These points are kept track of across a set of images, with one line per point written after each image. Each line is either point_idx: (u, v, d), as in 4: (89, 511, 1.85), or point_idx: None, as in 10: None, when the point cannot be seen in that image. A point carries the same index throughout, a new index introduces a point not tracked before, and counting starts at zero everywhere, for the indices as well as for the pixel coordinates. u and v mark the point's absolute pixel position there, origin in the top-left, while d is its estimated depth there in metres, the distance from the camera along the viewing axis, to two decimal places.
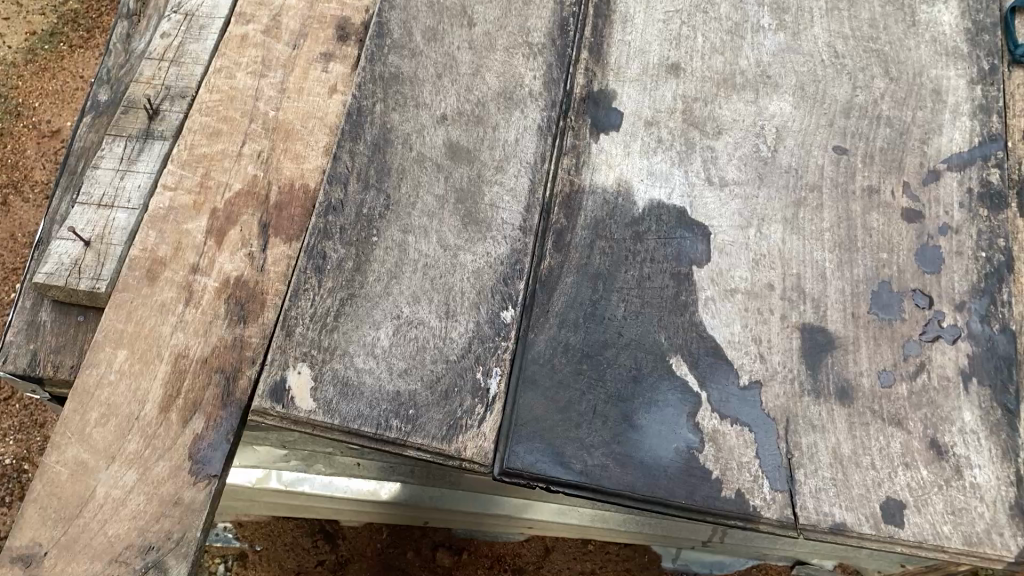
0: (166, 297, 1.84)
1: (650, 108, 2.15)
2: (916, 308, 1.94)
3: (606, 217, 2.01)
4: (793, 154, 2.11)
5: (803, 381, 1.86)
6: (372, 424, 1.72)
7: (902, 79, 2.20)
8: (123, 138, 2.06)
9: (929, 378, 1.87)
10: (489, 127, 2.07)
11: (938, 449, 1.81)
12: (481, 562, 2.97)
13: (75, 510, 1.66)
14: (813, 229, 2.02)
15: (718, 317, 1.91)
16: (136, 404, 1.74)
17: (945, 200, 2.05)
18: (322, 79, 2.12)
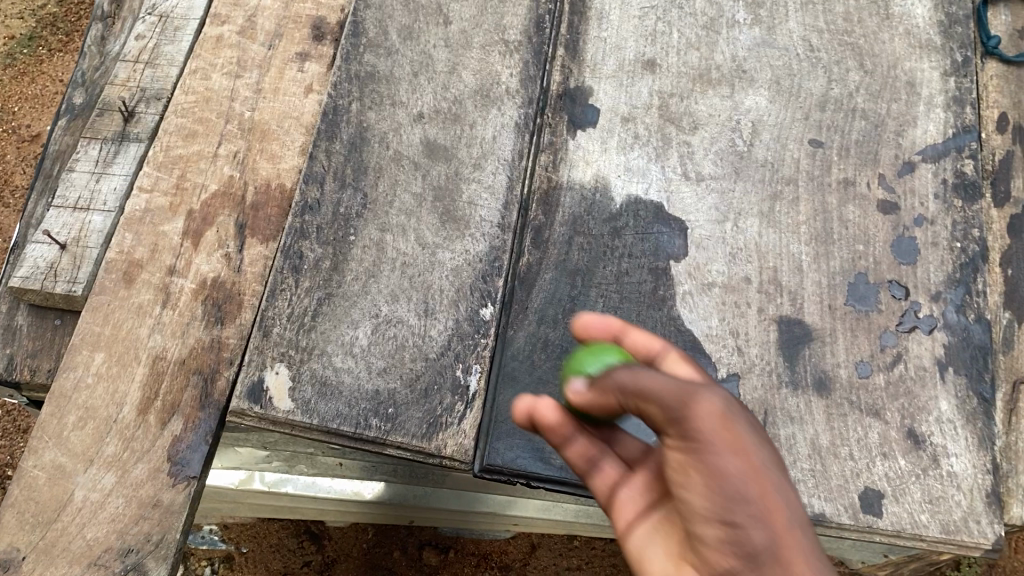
0: (143, 299, 1.83)
1: (627, 103, 2.16)
2: (892, 299, 1.96)
3: (584, 213, 2.02)
4: (769, 147, 2.12)
5: (780, 374, 1.87)
6: (351, 423, 1.72)
7: (876, 72, 2.22)
8: (98, 140, 2.05)
9: (906, 368, 1.89)
10: (467, 125, 2.07)
11: (916, 439, 1.82)
12: (468, 560, 2.95)
13: (53, 514, 1.65)
14: (790, 222, 2.03)
15: (695, 311, 1.92)
16: (114, 406, 1.73)
17: (920, 191, 2.06)
18: (298, 79, 2.12)
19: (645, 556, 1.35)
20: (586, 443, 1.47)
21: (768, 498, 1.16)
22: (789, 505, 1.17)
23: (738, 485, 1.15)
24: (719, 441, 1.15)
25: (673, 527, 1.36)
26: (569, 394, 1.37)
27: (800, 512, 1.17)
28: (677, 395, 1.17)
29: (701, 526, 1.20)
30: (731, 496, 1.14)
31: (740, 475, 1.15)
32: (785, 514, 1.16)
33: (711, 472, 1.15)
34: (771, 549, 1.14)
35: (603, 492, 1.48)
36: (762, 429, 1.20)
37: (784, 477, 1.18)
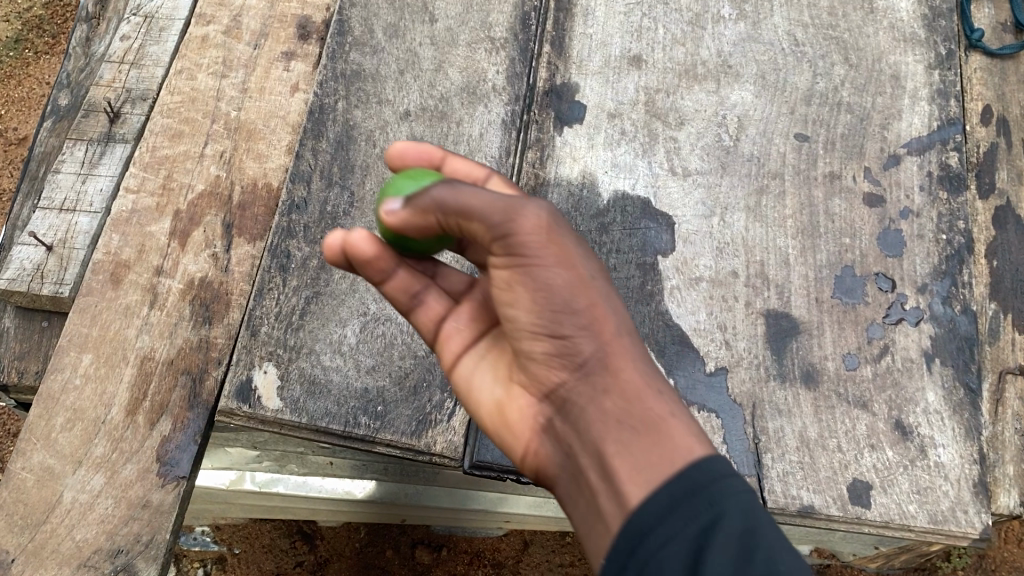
0: (131, 300, 1.83)
1: (613, 99, 2.16)
2: (879, 292, 1.97)
3: (572, 209, 2.02)
4: (755, 142, 2.13)
5: (768, 367, 1.88)
6: (340, 422, 1.72)
7: (861, 66, 2.22)
8: (84, 141, 2.04)
9: (893, 360, 1.90)
10: (453, 122, 2.07)
11: (903, 430, 1.83)
12: (461, 558, 2.90)
13: (42, 516, 1.64)
14: (776, 216, 2.04)
15: (683, 305, 1.93)
16: (102, 407, 1.73)
17: (906, 184, 2.08)
18: (284, 78, 2.12)
19: (473, 383, 1.45)
20: (406, 276, 1.46)
21: (594, 306, 1.26)
22: (614, 314, 1.29)
23: (563, 296, 1.24)
24: (546, 254, 1.23)
25: (501, 350, 1.46)
26: (387, 214, 1.31)
27: (622, 314, 1.30)
28: (501, 209, 1.21)
29: (527, 341, 1.30)
30: (558, 304, 1.24)
31: (567, 285, 1.24)
32: (611, 323, 1.28)
33: (542, 286, 1.24)
34: (601, 356, 1.27)
35: (429, 326, 1.50)
36: (582, 238, 1.29)
37: (605, 283, 1.29)
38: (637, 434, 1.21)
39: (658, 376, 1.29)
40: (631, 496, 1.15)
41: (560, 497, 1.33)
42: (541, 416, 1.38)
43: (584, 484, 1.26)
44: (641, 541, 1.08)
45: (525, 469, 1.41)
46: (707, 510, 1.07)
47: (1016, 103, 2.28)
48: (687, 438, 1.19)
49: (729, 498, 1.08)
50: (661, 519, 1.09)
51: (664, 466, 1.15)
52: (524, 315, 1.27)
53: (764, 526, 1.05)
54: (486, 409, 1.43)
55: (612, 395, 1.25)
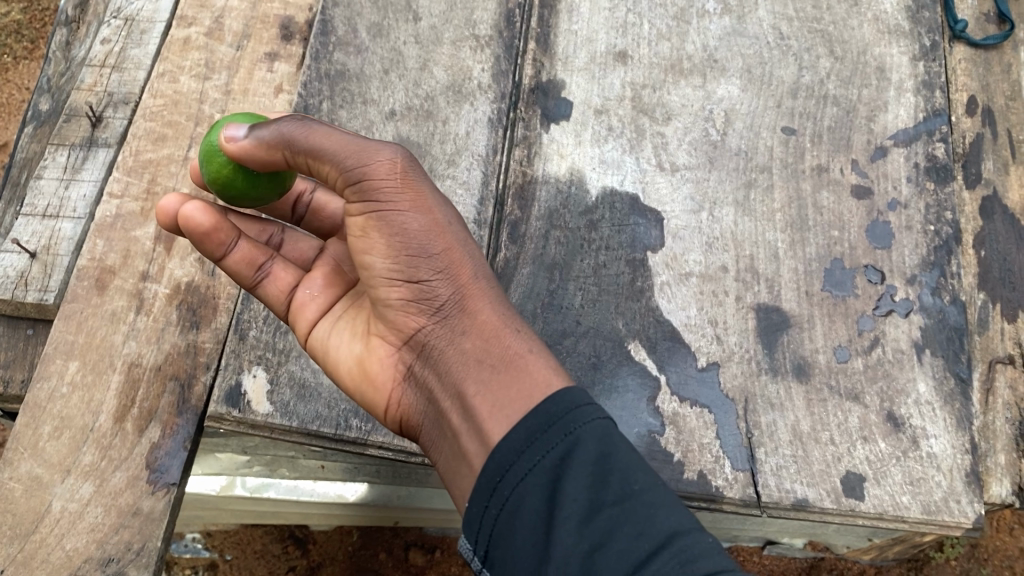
0: (117, 306, 1.81)
1: (599, 96, 2.16)
2: (868, 284, 1.97)
3: (560, 207, 2.01)
4: (742, 136, 2.13)
5: (759, 361, 1.88)
6: (331, 425, 1.70)
7: (846, 59, 2.23)
8: (66, 147, 2.02)
9: (884, 352, 1.90)
10: (439, 121, 2.07)
11: (895, 421, 1.84)
12: (455, 559, 2.88)
13: (30, 526, 1.61)
14: (765, 210, 2.04)
15: (674, 301, 1.93)
16: (90, 415, 1.71)
17: (893, 175, 2.08)
18: (267, 79, 2.10)
19: (330, 342, 1.55)
20: (247, 247, 1.57)
21: (449, 252, 1.41)
22: (469, 258, 1.44)
23: (419, 239, 1.38)
24: (400, 199, 1.36)
25: (358, 308, 1.59)
26: (225, 143, 1.44)
27: (475, 257, 1.45)
28: (354, 154, 1.34)
29: (383, 287, 1.43)
30: (414, 248, 1.38)
31: (421, 232, 1.38)
32: (465, 270, 1.43)
33: (396, 230, 1.37)
34: (458, 298, 1.43)
35: (282, 297, 1.62)
36: (435, 186, 1.43)
37: (459, 229, 1.44)
38: (492, 371, 1.36)
39: (510, 314, 1.45)
40: (490, 434, 1.28)
41: (425, 442, 1.48)
42: (402, 364, 1.51)
43: (446, 427, 1.40)
44: (504, 475, 1.20)
45: (386, 417, 1.53)
46: (562, 437, 1.20)
47: (1000, 93, 2.28)
48: (540, 371, 1.34)
49: (585, 423, 1.22)
50: (519, 453, 1.21)
51: (520, 402, 1.29)
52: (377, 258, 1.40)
53: (615, 447, 1.21)
54: (344, 366, 1.52)
55: (470, 335, 1.41)
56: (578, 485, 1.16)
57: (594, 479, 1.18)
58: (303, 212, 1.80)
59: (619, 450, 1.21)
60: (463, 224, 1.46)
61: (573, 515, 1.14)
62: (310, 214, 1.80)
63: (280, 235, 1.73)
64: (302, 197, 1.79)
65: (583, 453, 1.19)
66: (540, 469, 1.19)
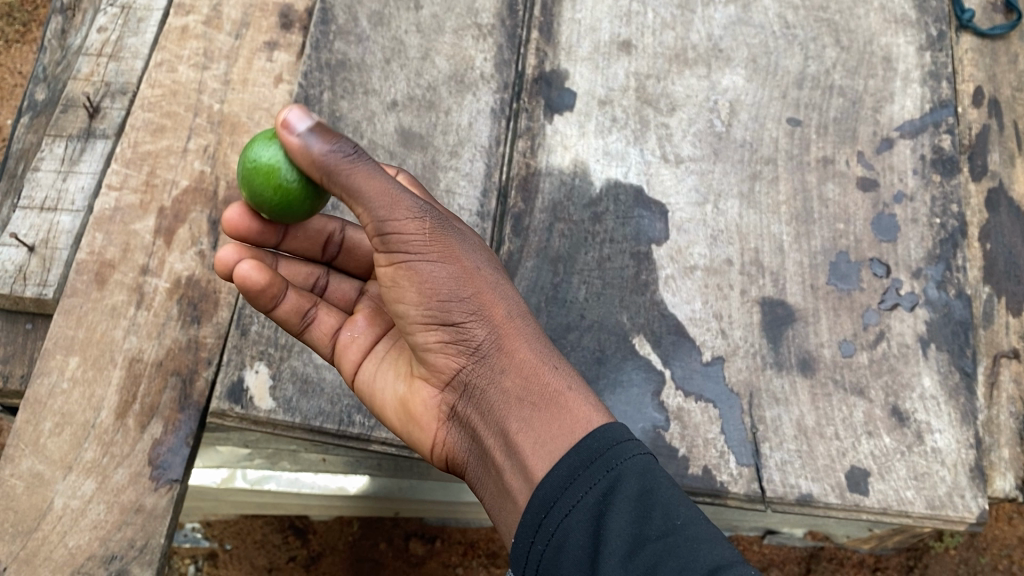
0: (117, 300, 1.78)
1: (603, 86, 2.13)
2: (873, 277, 1.96)
3: (564, 199, 1.99)
4: (747, 128, 2.11)
5: (765, 355, 1.88)
6: (334, 420, 1.70)
7: (853, 48, 2.20)
8: (64, 138, 1.98)
9: (889, 346, 1.90)
10: (441, 112, 2.05)
11: (900, 416, 1.84)
12: (455, 549, 2.88)
13: (32, 523, 1.60)
14: (770, 202, 2.02)
15: (679, 295, 1.91)
16: (91, 411, 1.69)
17: (899, 168, 2.06)
18: (267, 69, 2.07)
19: (375, 383, 1.56)
20: (295, 297, 1.56)
21: (480, 292, 1.41)
22: (501, 299, 1.43)
23: (450, 287, 1.37)
24: (430, 251, 1.34)
25: (399, 347, 1.60)
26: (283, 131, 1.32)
27: (507, 293, 1.45)
28: (383, 200, 1.28)
29: (420, 333, 1.42)
30: (449, 292, 1.37)
31: (453, 278, 1.37)
32: (498, 309, 1.43)
33: (427, 280, 1.35)
34: (494, 338, 1.43)
35: (326, 342, 1.61)
36: (461, 229, 1.41)
37: (488, 267, 1.43)
38: (534, 409, 1.39)
39: (546, 349, 1.45)
40: (533, 469, 1.32)
41: (471, 480, 1.50)
42: (445, 404, 1.52)
43: (491, 464, 1.42)
44: (549, 511, 1.23)
45: (432, 455, 1.56)
46: (601, 474, 1.24)
47: (1007, 83, 2.26)
48: (580, 408, 1.37)
49: (624, 459, 1.25)
50: (562, 490, 1.24)
51: (561, 438, 1.33)
52: (411, 306, 1.38)
53: (656, 482, 1.23)
54: (390, 407, 1.55)
55: (510, 374, 1.42)
56: (619, 518, 1.18)
57: (634, 510, 1.18)
58: (335, 251, 1.74)
59: (659, 487, 1.23)
60: (494, 263, 1.46)
61: (617, 550, 1.14)
62: (343, 254, 1.74)
63: (325, 279, 1.73)
64: (332, 237, 1.71)
65: (622, 487, 1.21)
66: (582, 507, 1.21)
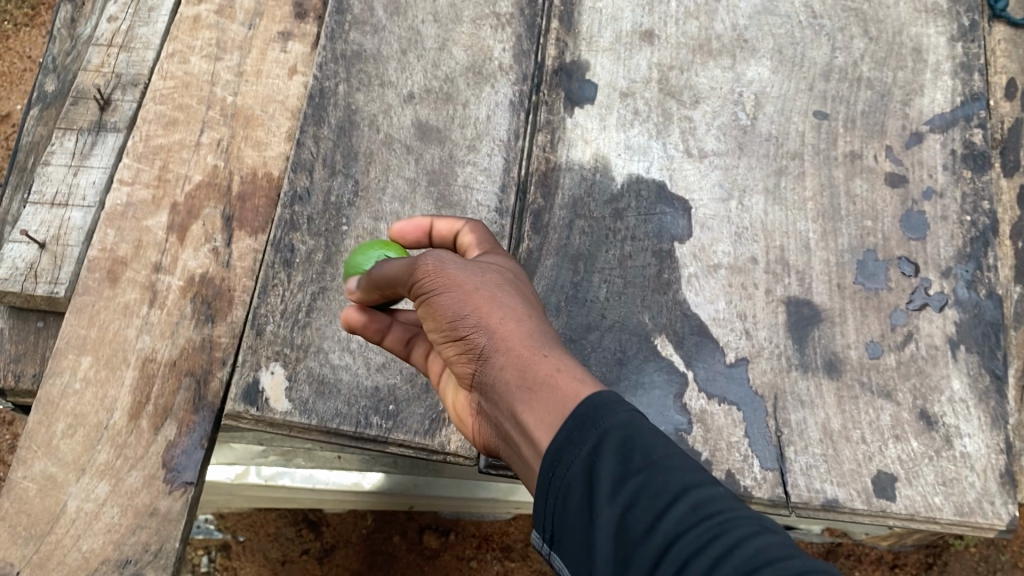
0: (129, 298, 1.75)
1: (625, 78, 2.08)
2: (901, 276, 1.91)
3: (585, 195, 1.95)
4: (773, 121, 2.05)
5: (790, 357, 1.83)
6: (352, 422, 1.67)
7: (882, 39, 2.14)
8: (74, 131, 1.94)
9: (917, 347, 1.85)
10: (459, 105, 2.00)
11: (928, 420, 1.79)
12: (469, 542, 2.85)
13: (45, 527, 1.58)
14: (796, 198, 1.97)
15: (702, 294, 1.87)
16: (104, 412, 1.66)
17: (929, 163, 2.01)
18: (281, 60, 2.02)
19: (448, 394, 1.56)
20: (401, 327, 1.58)
21: (481, 306, 1.34)
22: (502, 309, 1.35)
23: (452, 310, 1.34)
24: (434, 284, 1.34)
25: None
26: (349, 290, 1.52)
27: (511, 304, 1.36)
28: (406, 272, 1.37)
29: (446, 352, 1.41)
30: (454, 309, 1.34)
31: (453, 303, 1.34)
32: (502, 320, 1.34)
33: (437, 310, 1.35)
34: (495, 343, 1.33)
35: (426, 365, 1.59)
36: (465, 262, 1.38)
37: (491, 287, 1.37)
38: (531, 394, 1.27)
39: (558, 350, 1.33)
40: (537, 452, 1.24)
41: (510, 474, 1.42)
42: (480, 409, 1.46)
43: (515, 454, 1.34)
44: (554, 470, 1.18)
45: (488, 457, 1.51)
46: (586, 436, 1.17)
47: None
48: (574, 388, 1.24)
49: (608, 415, 1.18)
50: (559, 453, 1.18)
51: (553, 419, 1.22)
52: (436, 326, 1.38)
53: (643, 438, 1.15)
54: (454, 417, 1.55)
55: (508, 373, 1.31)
56: (610, 481, 1.12)
57: (623, 474, 1.12)
58: None
59: (648, 437, 1.16)
60: (504, 283, 1.39)
61: (608, 499, 1.11)
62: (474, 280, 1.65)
63: None
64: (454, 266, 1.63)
65: (608, 447, 1.15)
66: (574, 471, 1.16)
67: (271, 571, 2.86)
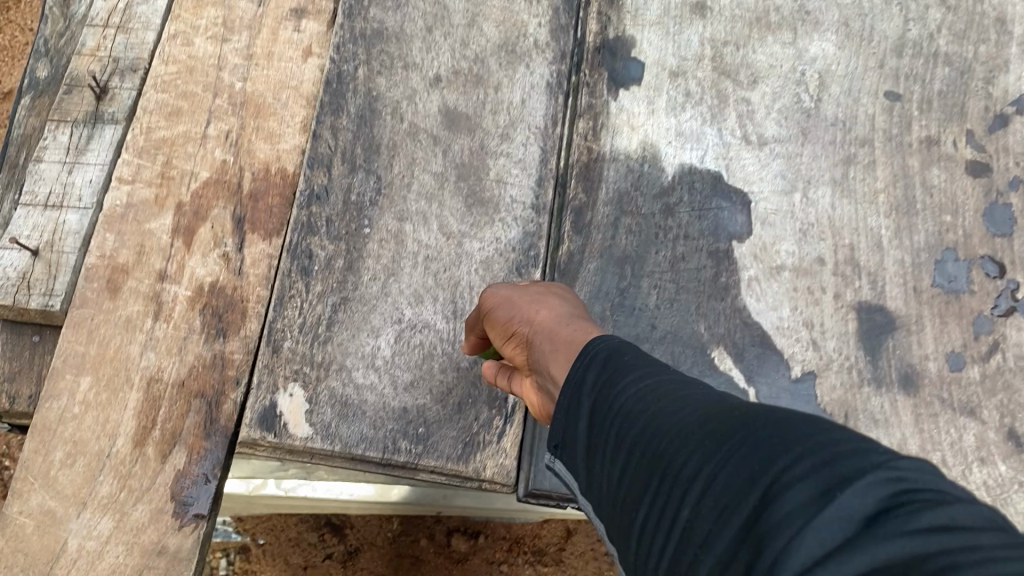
0: (132, 311, 1.59)
1: (675, 55, 1.88)
2: (985, 278, 1.72)
3: (631, 189, 1.76)
4: (839, 103, 1.85)
5: (862, 370, 1.65)
6: (378, 449, 1.51)
7: (961, 8, 1.92)
8: (69, 123, 1.77)
9: (1004, 359, 1.66)
10: (491, 88, 1.81)
11: (1016, 440, 1.61)
12: (499, 544, 2.72)
13: (44, 568, 1.44)
14: (866, 190, 1.77)
15: (763, 300, 1.68)
16: (106, 439, 1.51)
17: (1015, 149, 1.80)
18: (294, 40, 1.84)
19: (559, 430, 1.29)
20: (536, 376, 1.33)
21: (523, 299, 1.31)
22: (546, 303, 1.30)
23: (504, 310, 1.30)
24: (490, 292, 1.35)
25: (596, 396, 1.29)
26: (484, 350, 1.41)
27: (558, 304, 1.31)
28: (482, 310, 1.34)
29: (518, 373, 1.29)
30: (506, 313, 1.29)
31: (501, 303, 1.31)
32: (543, 303, 1.30)
33: (494, 315, 1.31)
34: (538, 330, 1.26)
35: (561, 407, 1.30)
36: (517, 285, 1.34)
37: (539, 290, 1.35)
38: (560, 358, 1.21)
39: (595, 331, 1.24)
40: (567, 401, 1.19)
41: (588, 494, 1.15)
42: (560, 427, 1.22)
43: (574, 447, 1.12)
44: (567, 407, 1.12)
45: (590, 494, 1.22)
46: (578, 363, 1.15)
47: None
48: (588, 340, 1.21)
49: (597, 343, 1.17)
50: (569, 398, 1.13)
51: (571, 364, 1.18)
52: (502, 342, 1.32)
53: (632, 350, 1.14)
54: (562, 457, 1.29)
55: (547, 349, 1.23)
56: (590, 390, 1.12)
57: (601, 381, 1.10)
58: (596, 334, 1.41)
59: (635, 351, 1.13)
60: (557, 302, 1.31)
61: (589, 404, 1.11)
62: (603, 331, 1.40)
63: None
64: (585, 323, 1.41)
65: (592, 368, 1.13)
66: (567, 396, 1.14)
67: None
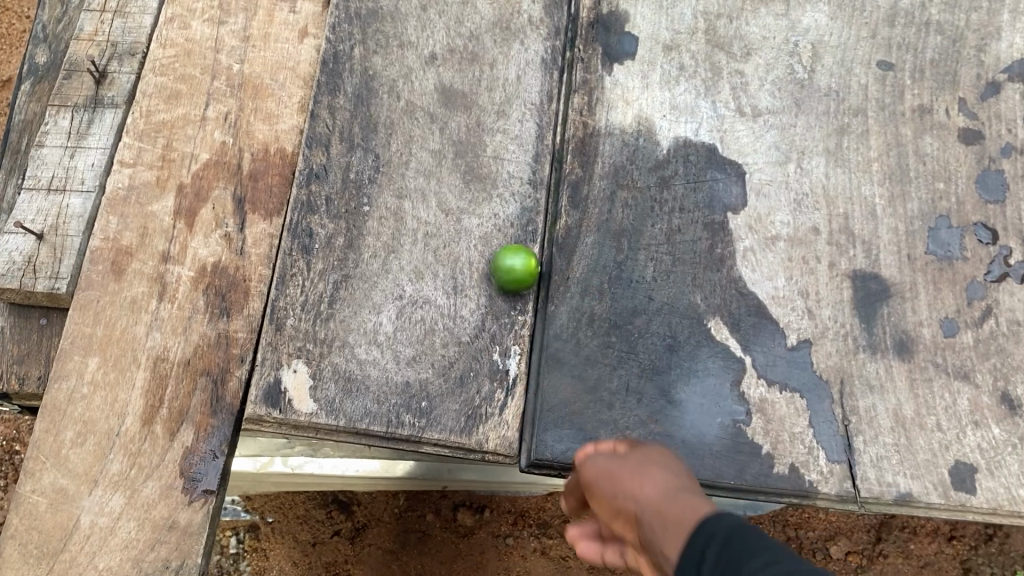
0: (137, 292, 1.61)
1: (668, 29, 1.90)
2: (978, 245, 1.73)
3: (627, 162, 1.78)
4: (832, 73, 1.86)
5: (857, 337, 1.67)
6: (382, 423, 1.53)
7: None
8: (69, 108, 1.79)
9: (997, 324, 1.68)
10: (486, 65, 1.82)
11: (1009, 403, 1.63)
12: (505, 518, 2.76)
13: (58, 544, 1.48)
14: (860, 159, 1.79)
15: (759, 270, 1.71)
16: (115, 418, 1.54)
17: (1008, 116, 1.81)
18: (290, 21, 1.85)
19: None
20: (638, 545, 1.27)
21: (628, 472, 1.22)
22: (654, 475, 1.20)
23: (606, 480, 1.23)
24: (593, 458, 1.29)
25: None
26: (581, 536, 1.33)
27: (668, 475, 1.20)
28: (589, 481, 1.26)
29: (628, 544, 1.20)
30: (609, 489, 1.22)
31: (604, 474, 1.24)
32: (651, 472, 1.21)
33: (599, 480, 1.24)
34: (643, 506, 1.15)
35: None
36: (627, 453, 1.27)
37: (651, 456, 1.25)
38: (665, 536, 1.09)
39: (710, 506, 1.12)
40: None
41: None
42: None
43: None
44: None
45: None
46: (692, 543, 1.04)
47: None
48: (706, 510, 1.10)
49: (714, 523, 1.06)
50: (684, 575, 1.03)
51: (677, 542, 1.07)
52: (609, 518, 1.23)
53: (753, 536, 1.02)
54: None
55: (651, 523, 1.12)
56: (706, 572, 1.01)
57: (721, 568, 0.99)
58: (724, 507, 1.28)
59: (758, 534, 1.03)
60: (673, 472, 1.21)
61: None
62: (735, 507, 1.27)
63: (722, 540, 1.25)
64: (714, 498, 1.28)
65: (709, 549, 1.02)
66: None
67: (302, 552, 2.80)
